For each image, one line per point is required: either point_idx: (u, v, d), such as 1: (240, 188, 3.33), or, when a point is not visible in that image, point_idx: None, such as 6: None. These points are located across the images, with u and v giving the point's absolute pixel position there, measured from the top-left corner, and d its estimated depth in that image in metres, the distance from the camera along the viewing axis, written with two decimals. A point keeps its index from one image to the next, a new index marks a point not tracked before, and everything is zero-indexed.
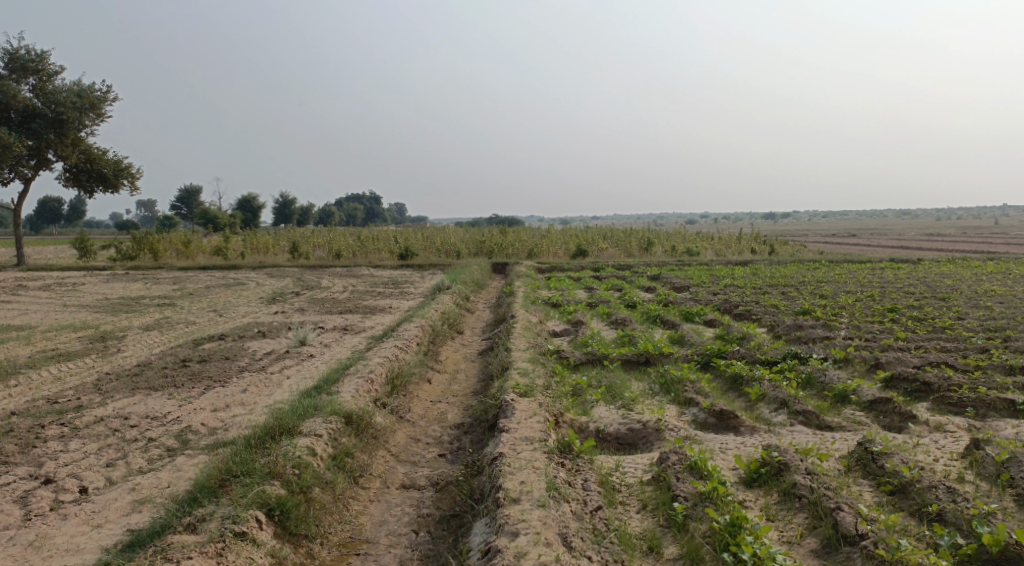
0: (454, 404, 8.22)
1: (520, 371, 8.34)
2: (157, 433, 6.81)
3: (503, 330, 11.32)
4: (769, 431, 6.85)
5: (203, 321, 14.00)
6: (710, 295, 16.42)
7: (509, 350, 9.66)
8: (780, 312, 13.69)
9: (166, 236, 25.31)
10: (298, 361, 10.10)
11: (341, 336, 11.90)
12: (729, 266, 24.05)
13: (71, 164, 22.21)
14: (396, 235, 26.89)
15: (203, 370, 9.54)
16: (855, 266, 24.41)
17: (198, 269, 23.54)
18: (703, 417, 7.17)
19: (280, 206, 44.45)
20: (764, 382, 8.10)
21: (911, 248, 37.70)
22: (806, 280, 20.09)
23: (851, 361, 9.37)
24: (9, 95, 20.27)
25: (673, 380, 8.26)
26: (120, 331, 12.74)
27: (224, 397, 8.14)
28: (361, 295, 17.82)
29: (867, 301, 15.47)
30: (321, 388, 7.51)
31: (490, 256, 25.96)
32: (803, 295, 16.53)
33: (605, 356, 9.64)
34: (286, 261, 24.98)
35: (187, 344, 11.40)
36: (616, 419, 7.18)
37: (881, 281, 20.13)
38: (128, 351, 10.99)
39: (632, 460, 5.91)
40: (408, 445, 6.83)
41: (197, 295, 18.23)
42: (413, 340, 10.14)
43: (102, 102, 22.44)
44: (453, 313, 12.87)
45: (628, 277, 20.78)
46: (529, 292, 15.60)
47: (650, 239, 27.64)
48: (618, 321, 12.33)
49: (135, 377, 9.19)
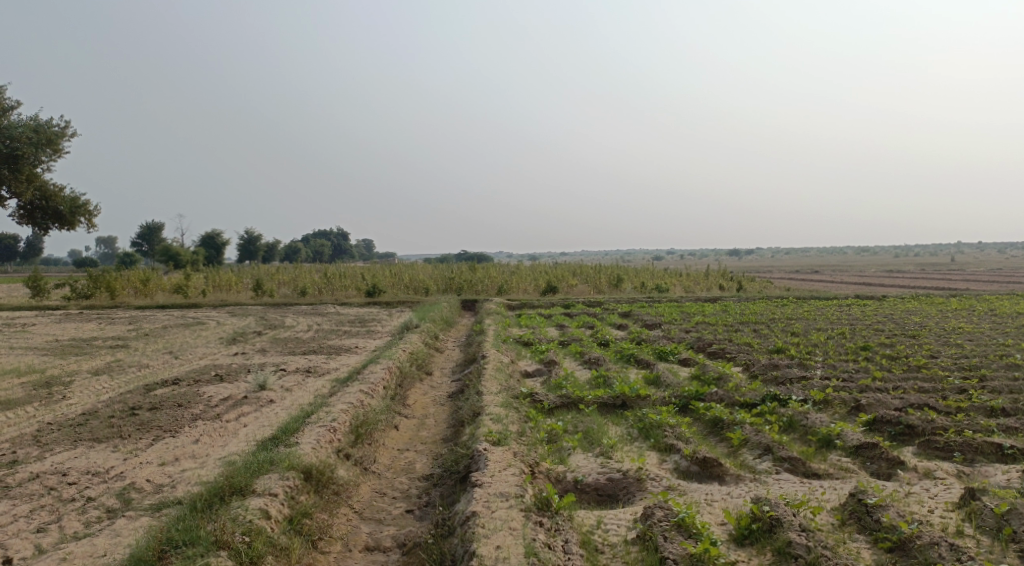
0: (423, 453, 7.76)
1: (492, 417, 7.93)
2: (97, 492, 6.23)
3: (474, 371, 10.90)
4: (754, 480, 6.53)
5: (158, 364, 13.31)
6: (682, 333, 16.23)
7: (480, 393, 9.24)
8: (755, 350, 13.52)
9: (124, 273, 24.47)
10: (257, 407, 9.55)
11: (304, 379, 11.36)
12: (698, 303, 24.02)
13: (26, 200, 21.41)
14: (364, 271, 26.40)
15: (153, 419, 8.94)
16: (823, 302, 24.57)
17: (156, 308, 22.73)
18: (686, 465, 6.83)
19: (245, 242, 43.63)
20: (745, 426, 7.80)
21: (873, 283, 38.37)
22: (776, 316, 20.08)
23: (831, 403, 9.15)
24: None
25: (652, 425, 7.91)
26: (67, 376, 12.02)
27: (175, 449, 7.57)
28: (327, 334, 17.27)
29: (839, 339, 15.42)
30: (279, 438, 7.01)
31: (459, 292, 25.58)
32: (775, 332, 16.43)
33: (580, 399, 9.27)
34: (249, 299, 24.28)
35: (138, 390, 10.76)
36: (595, 468, 6.80)
37: (849, 318, 20.21)
38: (74, 398, 10.32)
39: (615, 515, 5.53)
40: (373, 500, 6.35)
41: (154, 335, 17.49)
42: (379, 384, 9.67)
43: (60, 137, 21.81)
44: (422, 353, 12.43)
45: (598, 314, 20.55)
46: (500, 330, 15.24)
47: (620, 275, 27.57)
48: (592, 360, 12.00)
49: (79, 427, 8.55)
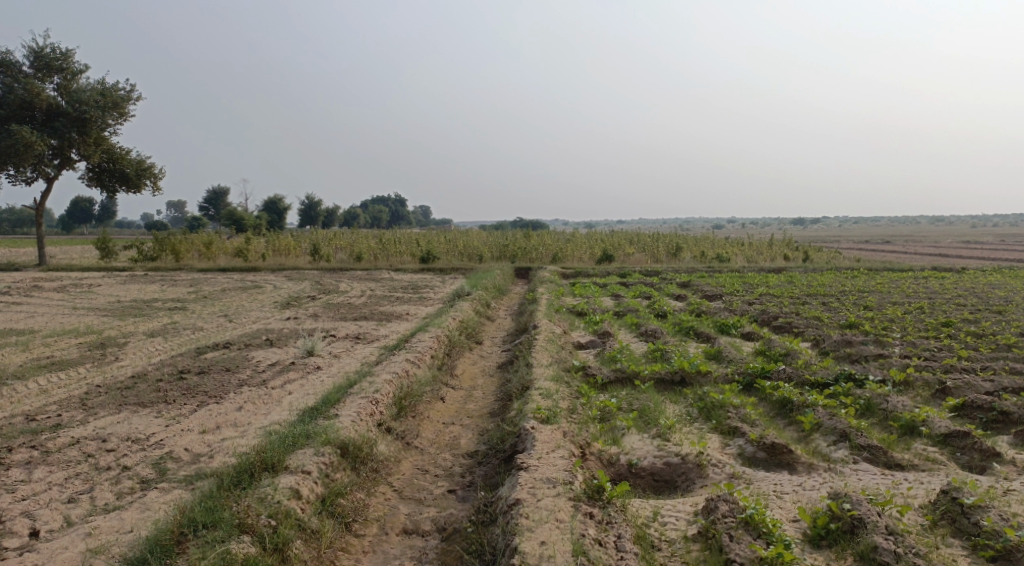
0: (469, 428, 7.38)
1: (541, 392, 7.49)
2: (134, 460, 6.08)
3: (524, 341, 10.47)
4: (829, 472, 5.94)
5: (212, 327, 13.32)
6: (745, 305, 15.40)
7: (530, 366, 8.80)
8: (824, 325, 12.69)
9: (188, 237, 24.88)
10: (303, 374, 9.35)
11: (352, 346, 11.13)
12: (762, 273, 23.02)
13: (94, 163, 21.81)
14: (418, 237, 26.16)
15: (199, 383, 8.83)
16: (896, 274, 23.21)
17: (217, 271, 23.03)
18: (751, 451, 6.27)
19: (305, 208, 44.08)
20: (817, 408, 7.16)
21: (949, 255, 36.32)
22: (846, 289, 19.02)
23: (913, 384, 8.40)
24: (33, 92, 19.89)
25: (713, 405, 7.34)
26: (122, 338, 12.10)
27: (217, 417, 7.40)
28: (379, 300, 17.12)
29: (916, 314, 14.41)
30: (320, 409, 6.72)
31: (513, 260, 25.12)
32: (845, 306, 15.47)
33: (636, 374, 8.75)
34: (306, 263, 24.42)
35: (189, 353, 10.72)
36: (651, 451, 6.31)
37: (927, 291, 18.98)
38: (126, 360, 10.35)
39: (673, 507, 5.03)
40: (414, 478, 6.01)
41: (211, 298, 17.64)
42: (427, 353, 9.32)
43: (126, 101, 22.04)
44: (472, 322, 12.04)
45: (656, 284, 19.79)
46: (553, 299, 14.74)
47: (679, 244, 26.64)
48: (649, 333, 11.43)
49: (126, 390, 8.50)
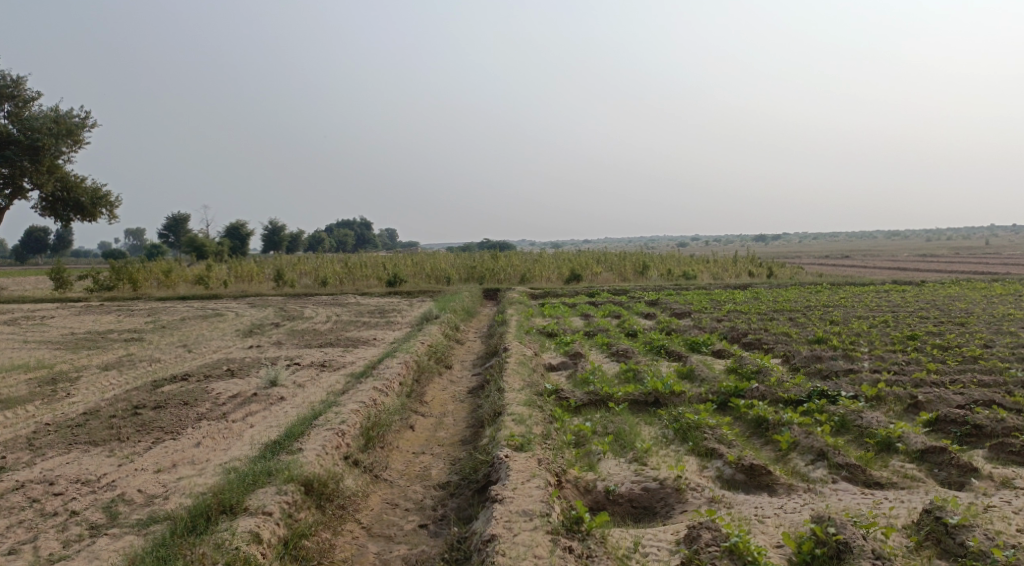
0: (439, 458, 7.12)
1: (514, 418, 7.28)
2: (83, 504, 5.71)
3: (495, 365, 10.26)
4: (809, 493, 5.83)
5: (170, 358, 12.86)
6: (714, 323, 15.41)
7: (501, 390, 8.59)
8: (793, 340, 12.72)
9: (146, 265, 24.21)
10: (266, 405, 9.01)
11: (317, 375, 10.79)
12: (728, 290, 23.20)
13: (47, 192, 21.15)
14: (385, 261, 25.85)
15: (156, 419, 8.43)
16: (859, 288, 23.56)
17: (177, 299, 22.41)
18: (730, 473, 6.14)
19: (269, 233, 43.41)
20: (794, 427, 7.07)
21: (907, 268, 37.15)
22: (811, 303, 19.23)
23: (885, 399, 8.40)
24: None
25: (689, 426, 7.20)
26: (75, 372, 11.58)
27: (174, 454, 7.03)
28: (345, 325, 16.75)
29: (882, 327, 14.55)
30: (283, 443, 6.42)
31: (481, 282, 24.93)
32: (812, 321, 15.58)
33: (609, 396, 8.60)
34: (270, 289, 23.93)
35: (145, 387, 10.28)
36: (628, 476, 6.14)
37: (889, 304, 19.26)
38: (77, 396, 9.87)
39: (654, 535, 4.87)
40: (383, 513, 5.73)
41: (170, 328, 17.10)
42: (395, 380, 9.05)
43: (81, 128, 21.48)
44: (441, 346, 11.80)
45: (625, 302, 19.77)
46: (522, 320, 14.57)
47: (646, 262, 26.76)
48: (620, 353, 11.32)
49: (76, 428, 8.07)
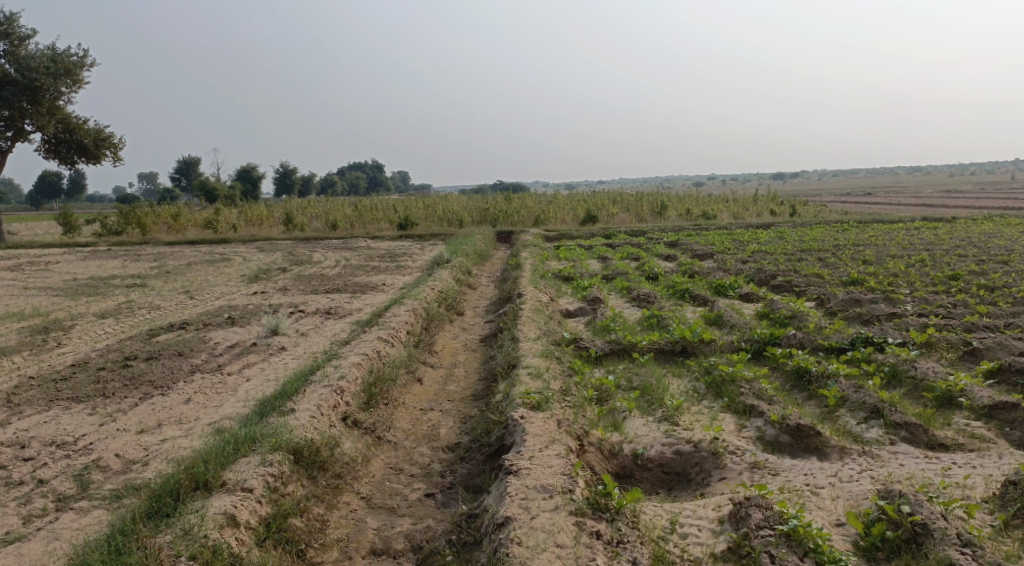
0: (449, 414, 6.51)
1: (531, 372, 6.63)
2: (54, 471, 5.16)
3: (509, 311, 9.56)
4: (865, 457, 5.18)
5: (171, 305, 12.28)
6: (739, 264, 14.62)
7: (515, 340, 7.91)
8: (826, 282, 11.91)
9: (154, 209, 23.53)
10: (265, 356, 8.42)
11: (322, 323, 10.18)
12: (751, 229, 22.28)
13: (49, 134, 20.36)
14: (395, 203, 25.01)
15: (145, 372, 7.85)
16: (888, 227, 22.51)
17: (185, 244, 21.83)
18: (774, 434, 5.47)
19: (280, 176, 42.55)
20: (839, 380, 6.37)
21: (934, 204, 35.87)
22: (840, 242, 18.32)
23: (935, 346, 7.69)
24: None
25: (723, 379, 6.50)
26: (70, 321, 11.02)
27: (160, 412, 6.45)
28: (353, 270, 16.08)
29: (919, 267, 13.68)
30: (274, 401, 5.79)
31: (494, 224, 24.10)
32: (843, 261, 14.73)
33: (633, 345, 7.91)
34: (279, 233, 23.28)
35: (140, 337, 9.71)
36: (658, 438, 5.50)
37: (923, 242, 18.29)
38: (68, 346, 9.33)
39: (693, 512, 4.25)
40: (386, 481, 5.15)
41: (175, 273, 16.51)
42: (402, 328, 8.40)
43: (80, 67, 20.52)
44: (452, 291, 11.11)
45: (643, 244, 18.95)
46: (537, 263, 13.80)
47: (665, 202, 25.79)
48: (642, 297, 10.59)
49: (60, 383, 7.51)
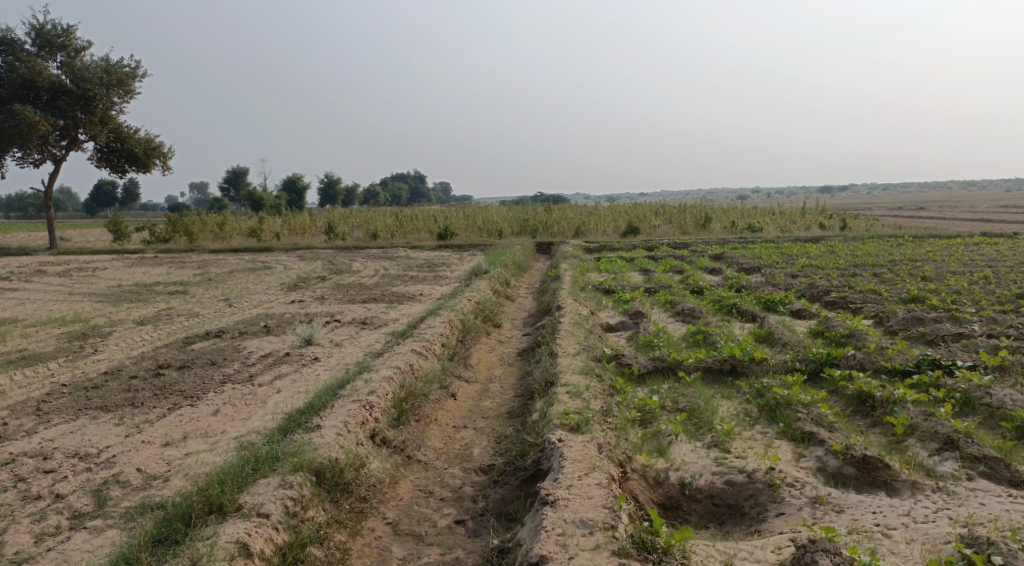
0: (483, 433, 6.17)
1: (570, 390, 6.26)
2: (72, 486, 5.00)
3: (547, 325, 9.21)
4: (940, 494, 4.69)
5: (209, 312, 12.22)
6: (789, 278, 14.02)
7: (554, 356, 7.55)
8: (883, 299, 11.27)
9: (200, 218, 23.81)
10: (298, 367, 8.21)
11: (356, 333, 9.96)
12: (799, 243, 21.53)
13: (101, 143, 20.75)
14: (436, 213, 24.91)
15: (176, 381, 7.70)
16: (945, 241, 21.55)
17: (229, 251, 22.02)
18: (836, 466, 5.01)
19: (324, 187, 43.02)
20: (906, 406, 5.86)
21: (991, 220, 34.47)
22: (894, 257, 17.53)
23: (1010, 370, 7.09)
24: (36, 71, 18.78)
25: (778, 403, 6.02)
26: (109, 327, 11.02)
27: (187, 424, 6.26)
28: (392, 280, 15.91)
29: (983, 285, 12.91)
30: (301, 416, 5.54)
31: (534, 235, 23.82)
32: (900, 277, 14.00)
33: (678, 363, 7.47)
34: (321, 242, 23.34)
35: (175, 345, 9.61)
36: (708, 466, 5.08)
37: (984, 258, 17.38)
38: (104, 353, 9.27)
39: (750, 554, 3.88)
40: (414, 504, 4.85)
41: (217, 281, 16.57)
42: (437, 340, 8.10)
43: (132, 78, 20.89)
44: (489, 303, 10.81)
45: (687, 257, 18.41)
46: (577, 275, 13.42)
47: (709, 214, 25.17)
48: (686, 312, 10.14)
49: (92, 391, 7.41)
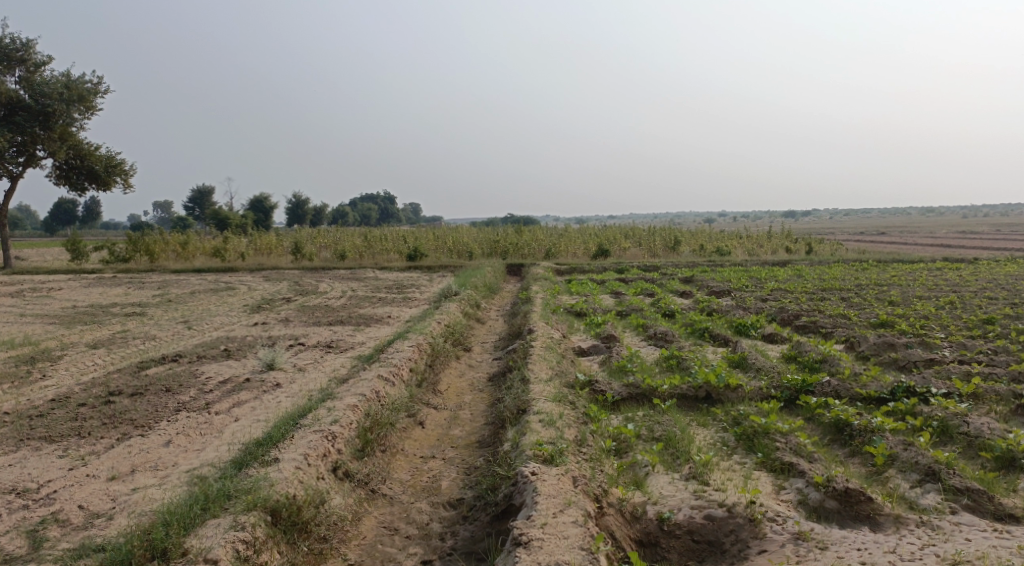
0: (452, 464, 5.90)
1: (543, 418, 6.03)
2: (5, 526, 4.62)
3: (519, 349, 8.99)
4: (924, 528, 4.55)
5: (167, 335, 11.77)
6: (759, 302, 14.02)
7: (526, 382, 7.32)
8: (853, 324, 11.28)
9: (162, 237, 23.19)
10: (258, 393, 7.86)
11: (321, 357, 9.62)
12: (768, 267, 21.69)
13: (60, 160, 20.13)
14: (405, 234, 24.62)
15: (128, 409, 7.30)
16: (908, 266, 21.88)
17: (191, 272, 21.45)
18: (818, 499, 4.85)
19: (292, 206, 42.44)
20: (885, 435, 5.73)
21: (950, 245, 35.27)
22: (861, 282, 17.70)
23: (984, 398, 7.04)
24: None
25: (755, 432, 5.85)
26: (60, 350, 10.52)
27: (136, 456, 5.89)
28: (359, 302, 15.57)
29: (949, 309, 13.02)
30: (258, 448, 5.22)
31: (504, 257, 23.65)
32: (869, 301, 14.08)
33: (652, 390, 7.29)
34: (287, 263, 22.88)
35: (129, 369, 9.17)
36: (686, 499, 4.88)
37: (947, 283, 17.63)
38: (52, 378, 8.80)
39: None
40: (377, 544, 4.57)
41: (177, 302, 16.05)
42: (405, 365, 7.82)
43: (94, 94, 20.36)
44: (460, 326, 10.55)
45: (657, 280, 18.38)
46: (548, 298, 13.25)
47: (678, 237, 25.28)
48: (659, 336, 10.01)
49: (36, 419, 6.98)
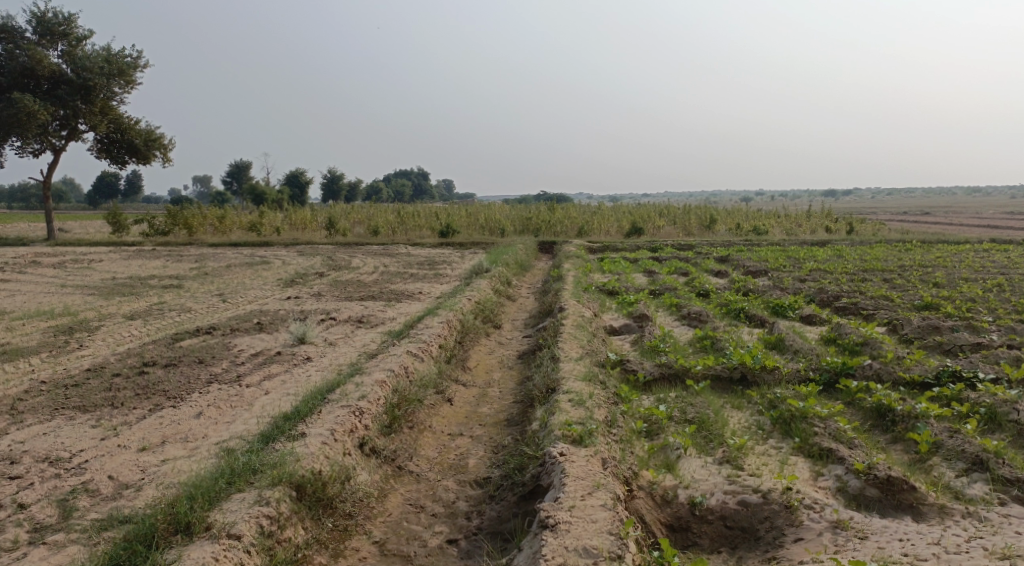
0: (480, 442, 5.83)
1: (572, 398, 5.92)
2: (37, 494, 4.67)
3: (549, 327, 8.86)
4: (970, 520, 4.36)
5: (202, 308, 11.88)
6: (797, 282, 13.67)
7: (556, 360, 7.20)
8: (896, 306, 10.91)
9: (199, 211, 23.47)
10: (289, 367, 7.88)
11: (352, 332, 9.61)
12: (806, 246, 21.16)
13: (101, 134, 20.41)
14: (438, 210, 24.55)
15: (160, 380, 7.36)
16: (954, 247, 21.18)
17: (227, 245, 21.69)
18: (857, 486, 4.67)
19: (327, 182, 42.67)
20: (929, 421, 5.50)
21: (998, 226, 34.07)
22: (904, 263, 17.16)
23: None
24: (35, 60, 18.45)
25: (792, 415, 5.65)
26: (98, 321, 10.68)
27: (167, 427, 5.92)
28: (391, 277, 15.57)
29: (997, 292, 12.53)
30: (285, 422, 5.20)
31: (536, 234, 23.46)
32: (912, 283, 13.62)
33: (685, 371, 7.12)
34: (321, 237, 23.00)
35: (164, 341, 9.27)
36: (719, 484, 4.74)
37: (996, 265, 17.00)
38: (89, 348, 8.93)
39: None
40: (403, 521, 4.53)
41: (213, 275, 16.22)
42: (434, 341, 7.75)
43: (133, 68, 20.55)
44: (490, 303, 10.46)
45: (692, 259, 18.05)
46: (580, 276, 13.07)
47: (714, 215, 24.79)
48: (693, 316, 9.79)
49: (71, 389, 7.07)
